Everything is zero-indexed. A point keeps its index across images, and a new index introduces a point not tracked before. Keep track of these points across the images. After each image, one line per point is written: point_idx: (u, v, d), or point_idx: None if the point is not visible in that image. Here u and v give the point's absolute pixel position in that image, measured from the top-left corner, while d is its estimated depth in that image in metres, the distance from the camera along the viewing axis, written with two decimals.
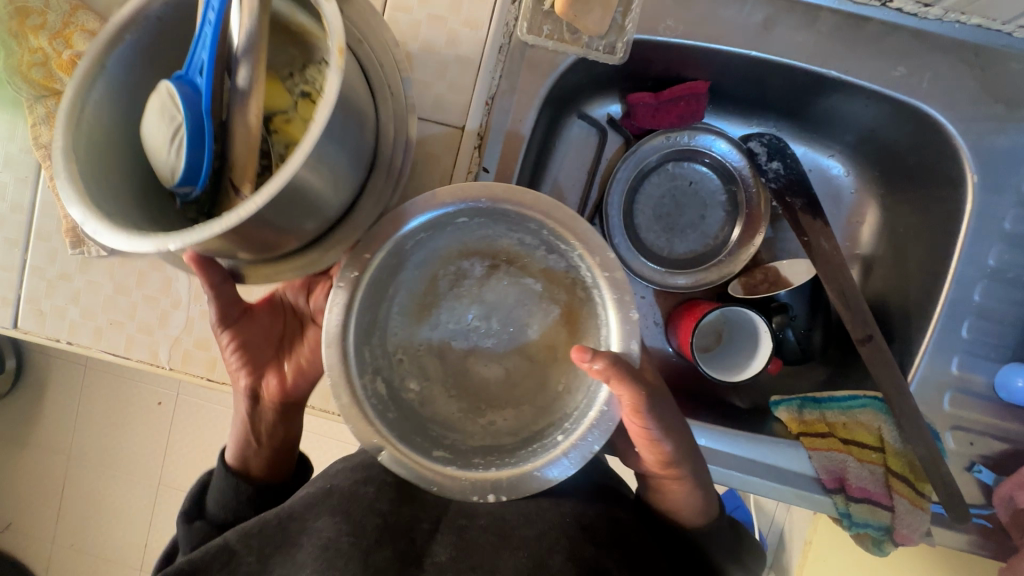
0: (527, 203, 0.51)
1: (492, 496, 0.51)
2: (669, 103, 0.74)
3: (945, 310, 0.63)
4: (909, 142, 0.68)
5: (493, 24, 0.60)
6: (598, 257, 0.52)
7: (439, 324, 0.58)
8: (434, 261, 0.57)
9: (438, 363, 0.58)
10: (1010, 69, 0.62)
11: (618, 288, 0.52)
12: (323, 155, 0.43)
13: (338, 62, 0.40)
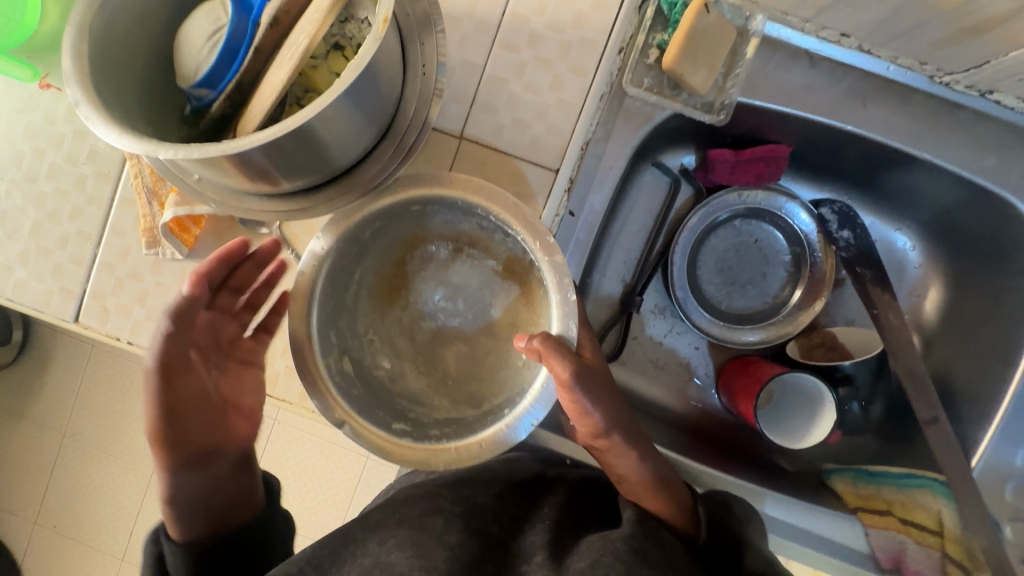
0: (466, 187, 0.46)
1: (445, 469, 0.45)
2: (748, 163, 0.74)
3: (1013, 400, 0.63)
4: (986, 229, 0.68)
5: (598, 73, 0.60)
6: (539, 239, 0.45)
7: (406, 310, 0.50)
8: (393, 244, 0.49)
9: (409, 342, 0.50)
10: None
11: (559, 272, 0.46)
12: (345, 113, 0.38)
13: (380, 32, 0.37)
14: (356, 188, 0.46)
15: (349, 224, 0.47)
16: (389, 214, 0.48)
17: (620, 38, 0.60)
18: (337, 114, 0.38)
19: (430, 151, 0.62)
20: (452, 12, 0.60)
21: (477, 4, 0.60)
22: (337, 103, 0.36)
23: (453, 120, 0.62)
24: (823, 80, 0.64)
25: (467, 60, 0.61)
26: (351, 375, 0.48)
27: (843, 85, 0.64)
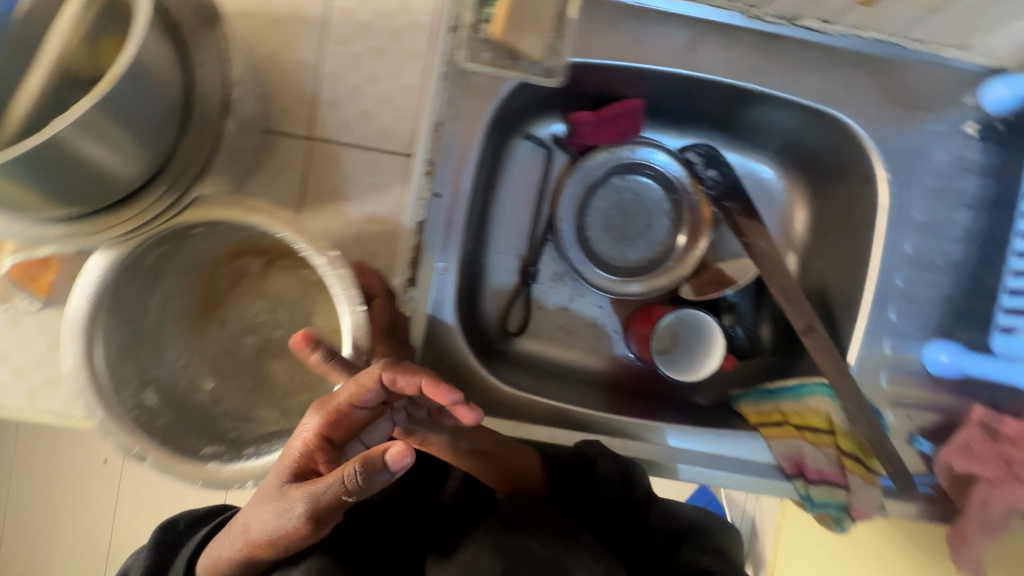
0: (243, 206, 0.49)
1: (251, 484, 0.49)
2: (609, 122, 0.77)
3: (874, 296, 0.69)
4: (828, 145, 0.73)
5: (433, 53, 0.62)
6: (326, 253, 0.49)
7: (227, 325, 0.62)
8: (193, 270, 0.58)
9: (231, 360, 0.62)
10: (905, 74, 0.68)
11: (346, 283, 0.50)
12: (114, 134, 0.42)
13: (109, 85, 0.40)
14: (143, 210, 0.48)
15: (135, 249, 0.49)
16: (176, 238, 0.51)
17: (447, 17, 0.62)
18: (105, 130, 0.41)
19: (282, 156, 0.61)
20: (276, 15, 0.60)
21: (300, 3, 0.60)
22: (102, 113, 0.40)
23: (299, 122, 0.61)
24: (651, 30, 0.67)
25: (301, 60, 0.61)
26: (157, 405, 0.53)
27: (671, 33, 0.67)
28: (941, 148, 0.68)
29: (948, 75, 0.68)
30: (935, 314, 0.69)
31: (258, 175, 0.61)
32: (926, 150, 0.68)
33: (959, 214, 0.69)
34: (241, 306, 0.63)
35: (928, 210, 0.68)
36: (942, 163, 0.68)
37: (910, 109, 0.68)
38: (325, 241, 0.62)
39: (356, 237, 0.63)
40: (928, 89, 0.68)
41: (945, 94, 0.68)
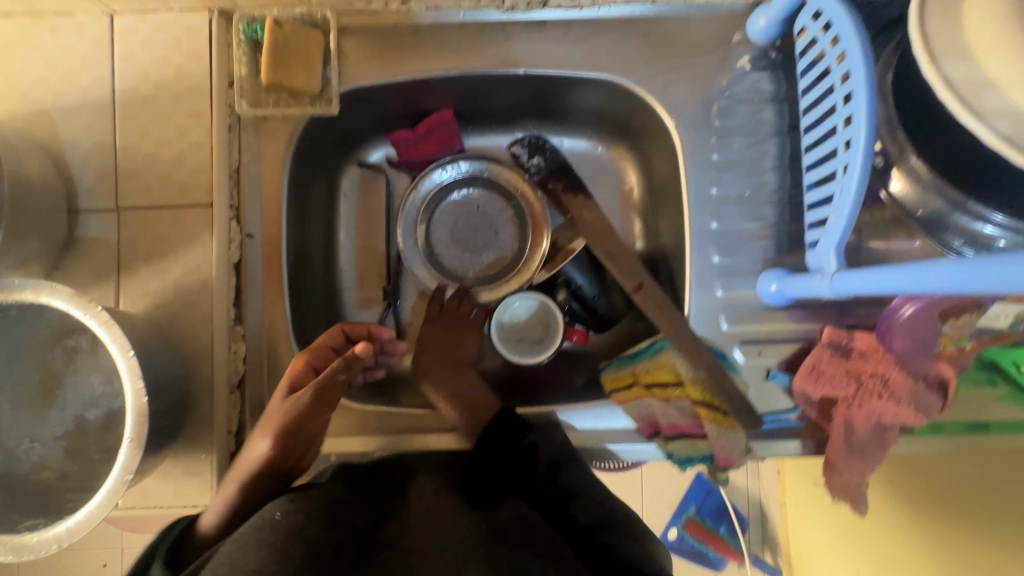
0: (14, 288, 0.52)
1: (57, 546, 0.51)
2: (435, 134, 0.80)
3: (693, 239, 0.69)
4: (627, 108, 0.76)
5: (214, 109, 0.67)
6: (94, 314, 0.52)
7: (68, 403, 0.64)
8: (27, 352, 0.62)
9: (78, 437, 0.63)
10: (670, 28, 0.70)
11: (119, 341, 0.52)
12: None
13: None
14: None
15: None
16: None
17: (223, 74, 0.67)
18: None
19: (93, 231, 0.66)
20: (68, 107, 0.66)
21: (87, 91, 0.66)
22: None
23: (105, 197, 0.66)
24: (425, 43, 0.72)
25: (97, 141, 0.66)
26: None
27: (443, 40, 0.71)
28: (725, 89, 0.70)
29: (713, 18, 0.70)
30: (762, 245, 0.69)
31: (75, 253, 0.65)
32: (710, 95, 0.70)
33: (762, 146, 0.70)
34: (80, 381, 0.64)
35: (724, 149, 0.70)
36: (729, 101, 0.70)
37: (684, 59, 0.70)
38: (146, 301, 0.65)
39: (174, 291, 0.66)
40: (697, 36, 0.70)
41: (713, 38, 0.70)
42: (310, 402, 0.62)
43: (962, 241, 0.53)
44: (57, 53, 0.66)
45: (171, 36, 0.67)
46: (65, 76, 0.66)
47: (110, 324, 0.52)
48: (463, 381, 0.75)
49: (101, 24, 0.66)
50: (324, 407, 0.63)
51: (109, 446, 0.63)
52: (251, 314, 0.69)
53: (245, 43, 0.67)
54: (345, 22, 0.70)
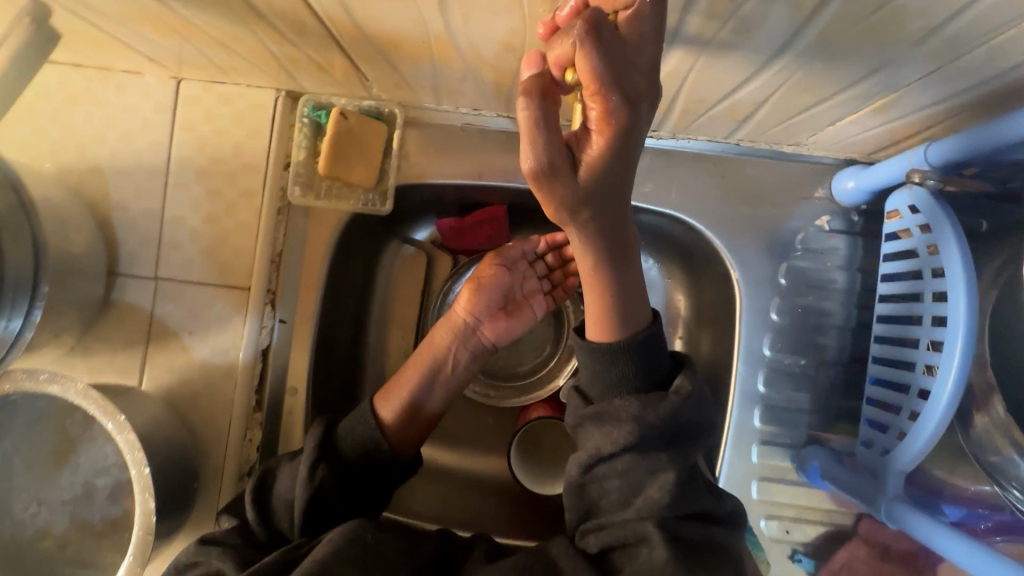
0: (40, 382, 0.51)
1: None
2: (496, 226, 0.76)
3: (737, 397, 0.65)
4: (688, 240, 0.71)
5: (266, 193, 0.65)
6: (113, 420, 0.51)
7: (79, 468, 0.62)
8: (47, 414, 0.61)
9: (85, 504, 0.62)
10: (748, 172, 0.66)
11: (135, 451, 0.51)
12: None
13: None
14: None
15: None
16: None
17: (280, 156, 0.66)
18: None
19: (129, 297, 0.65)
20: (123, 168, 0.65)
21: (143, 155, 0.65)
22: None
23: (146, 265, 0.65)
24: (489, 147, 0.69)
25: (146, 207, 0.65)
26: None
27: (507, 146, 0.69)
28: (795, 245, 0.66)
29: (794, 168, 0.66)
30: (808, 417, 0.65)
31: (107, 317, 0.64)
32: (779, 249, 0.66)
33: (827, 312, 0.65)
34: (94, 447, 0.62)
35: (785, 311, 0.66)
36: (798, 260, 0.66)
37: (756, 208, 0.66)
38: (170, 376, 0.65)
39: (199, 371, 0.65)
40: (773, 186, 0.66)
41: (792, 189, 0.66)
42: (518, 280, 0.72)
43: (1021, 495, 0.48)
44: (119, 112, 0.65)
45: (235, 110, 0.65)
46: (124, 137, 0.65)
47: (131, 432, 0.51)
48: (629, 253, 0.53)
49: (167, 88, 0.65)
50: (509, 287, 0.72)
51: (114, 518, 0.62)
52: (271, 399, 0.67)
53: (309, 125, 0.65)
54: (412, 117, 0.68)
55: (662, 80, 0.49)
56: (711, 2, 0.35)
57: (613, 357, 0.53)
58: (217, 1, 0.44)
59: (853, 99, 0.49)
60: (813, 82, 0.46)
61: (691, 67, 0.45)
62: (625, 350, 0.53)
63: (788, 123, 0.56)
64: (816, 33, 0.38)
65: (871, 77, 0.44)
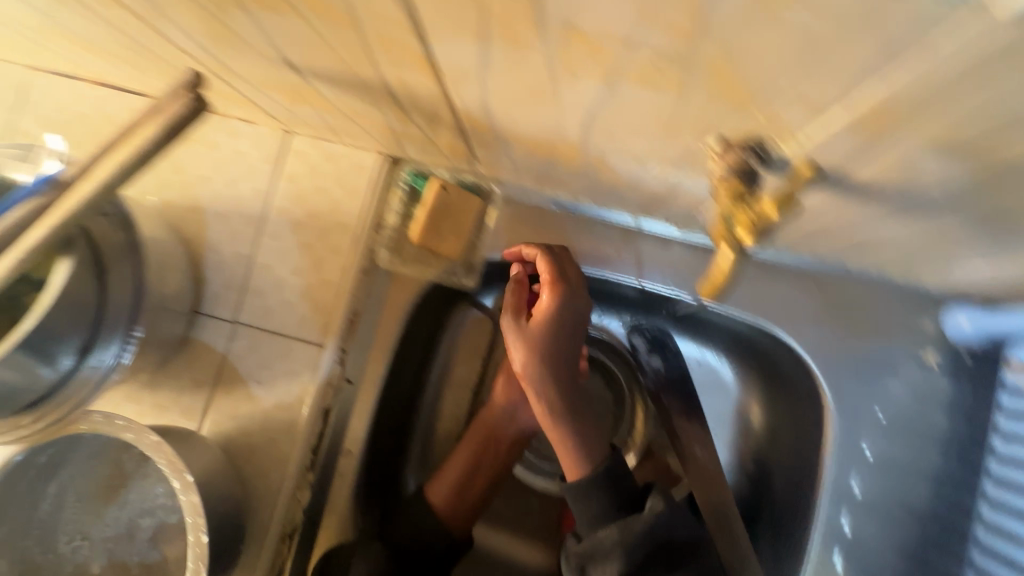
0: (115, 428, 0.51)
1: None
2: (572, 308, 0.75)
3: (819, 538, 0.61)
4: (775, 352, 0.68)
5: (355, 252, 0.65)
6: (179, 479, 0.50)
7: (127, 504, 0.61)
8: (106, 445, 0.61)
9: (126, 544, 0.61)
10: (849, 293, 0.63)
11: (195, 514, 0.49)
12: (23, 360, 0.46)
13: (38, 312, 0.46)
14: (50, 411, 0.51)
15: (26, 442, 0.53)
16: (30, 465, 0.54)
17: (373, 218, 0.66)
18: (23, 363, 0.46)
19: (205, 337, 0.65)
20: (221, 211, 0.67)
21: (243, 200, 0.67)
22: (15, 355, 0.45)
23: (227, 307, 0.65)
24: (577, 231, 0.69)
25: (237, 251, 0.66)
26: None
27: (605, 237, 0.69)
28: (893, 379, 0.62)
29: (901, 294, 0.62)
30: (895, 569, 0.60)
31: (181, 354, 0.65)
32: (875, 380, 0.62)
33: (923, 455, 0.61)
34: (145, 487, 0.61)
35: (880, 449, 0.61)
36: (895, 396, 0.62)
37: (857, 334, 0.63)
38: (231, 423, 0.64)
39: (260, 422, 0.64)
40: (878, 313, 0.62)
41: (898, 318, 0.62)
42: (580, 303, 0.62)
43: None
44: (228, 157, 0.67)
45: (337, 169, 0.66)
46: (228, 181, 0.67)
47: (194, 494, 0.50)
48: (587, 412, 0.61)
49: (276, 139, 0.67)
50: (570, 319, 0.61)
51: (152, 563, 0.60)
52: (325, 458, 0.65)
53: (406, 193, 0.67)
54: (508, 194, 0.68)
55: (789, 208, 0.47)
56: (884, 162, 0.34)
57: (585, 495, 0.57)
58: (359, 88, 0.44)
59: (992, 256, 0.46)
60: (958, 235, 0.43)
61: (827, 203, 0.43)
62: (598, 480, 0.57)
63: (908, 260, 0.53)
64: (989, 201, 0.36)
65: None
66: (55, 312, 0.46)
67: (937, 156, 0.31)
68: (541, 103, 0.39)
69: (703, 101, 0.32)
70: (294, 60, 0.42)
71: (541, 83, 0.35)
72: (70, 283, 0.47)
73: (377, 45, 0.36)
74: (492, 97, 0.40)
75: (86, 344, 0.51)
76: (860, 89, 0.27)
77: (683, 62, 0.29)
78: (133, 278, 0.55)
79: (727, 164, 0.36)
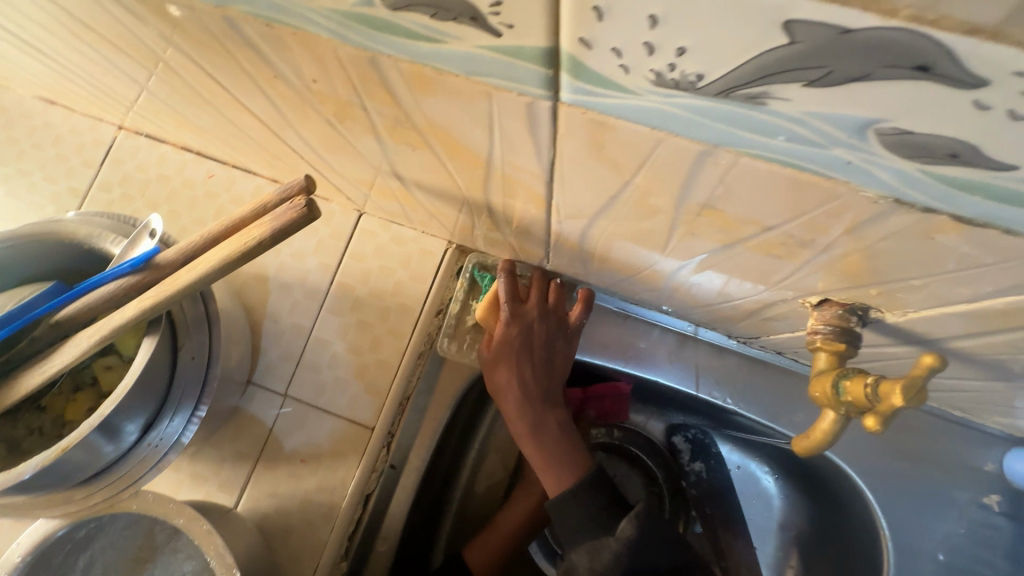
0: (167, 512, 0.49)
1: None
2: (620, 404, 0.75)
3: None
4: (828, 475, 0.66)
5: (413, 336, 0.65)
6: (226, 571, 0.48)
7: None
8: (140, 517, 0.59)
9: None
10: (910, 426, 0.62)
11: None
12: (97, 440, 0.45)
13: (118, 395, 0.45)
14: (106, 488, 0.50)
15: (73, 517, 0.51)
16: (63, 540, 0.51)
17: (436, 303, 0.67)
18: (94, 446, 0.45)
19: (253, 409, 0.64)
20: (285, 283, 0.68)
21: (308, 274, 0.68)
22: (90, 438, 0.44)
23: (279, 379, 0.65)
24: (632, 332, 0.70)
25: (296, 324, 0.67)
26: None
27: (659, 339, 0.69)
28: (954, 518, 0.60)
29: (960, 432, 0.62)
30: None
31: (227, 424, 0.64)
32: (937, 517, 0.60)
33: None
34: (173, 564, 0.58)
35: None
36: (956, 536, 0.60)
37: (919, 466, 0.61)
38: (270, 501, 0.62)
39: (299, 503, 0.62)
40: (939, 447, 0.61)
41: (961, 455, 0.61)
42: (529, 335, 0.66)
43: None
44: (299, 230, 0.69)
45: (404, 251, 0.68)
46: (296, 254, 0.68)
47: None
48: (557, 424, 0.66)
49: (348, 218, 0.69)
50: (530, 341, 0.66)
51: None
52: (359, 546, 0.63)
53: (471, 280, 0.69)
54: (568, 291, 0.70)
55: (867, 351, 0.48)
56: (991, 342, 0.35)
57: (563, 505, 0.61)
58: (460, 200, 0.46)
59: None
60: None
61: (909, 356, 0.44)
62: (570, 495, 0.60)
63: (978, 404, 0.53)
64: None
65: None
66: (135, 394, 0.46)
67: None
68: (646, 243, 0.40)
69: (820, 272, 0.33)
70: (405, 173, 0.44)
71: (656, 232, 0.36)
72: (151, 365, 0.47)
73: (500, 180, 0.37)
74: (595, 230, 0.41)
75: (152, 423, 0.51)
76: (993, 294, 0.28)
77: (816, 246, 0.30)
78: (205, 356, 0.54)
79: (826, 320, 0.38)
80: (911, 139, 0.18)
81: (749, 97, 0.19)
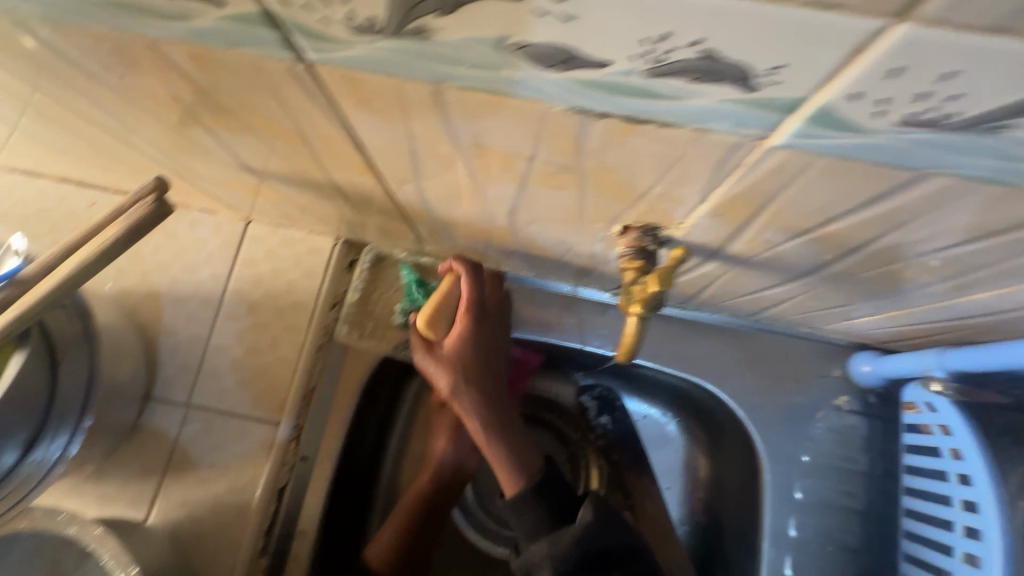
0: (57, 523, 0.50)
1: None
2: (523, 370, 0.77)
3: None
4: (714, 404, 0.73)
5: (310, 330, 0.68)
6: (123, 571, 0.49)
7: None
8: (42, 544, 0.58)
9: None
10: (766, 347, 0.71)
11: None
12: None
13: None
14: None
15: None
16: None
17: (330, 296, 0.70)
18: None
19: (157, 422, 0.65)
20: (179, 296, 0.69)
21: (201, 285, 0.70)
22: None
23: (181, 391, 0.66)
24: (524, 299, 0.74)
25: (193, 335, 0.68)
26: None
27: (546, 304, 0.74)
28: (813, 422, 0.68)
29: (809, 346, 0.70)
30: None
31: (130, 442, 0.64)
32: (799, 424, 0.68)
33: (848, 492, 0.65)
34: None
35: (812, 489, 0.65)
36: (816, 438, 0.67)
37: (776, 381, 0.70)
38: (180, 510, 0.63)
39: (211, 507, 0.63)
40: (793, 363, 0.70)
41: (811, 367, 0.70)
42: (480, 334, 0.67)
43: None
44: (188, 245, 0.71)
45: (293, 252, 0.71)
46: (187, 267, 0.70)
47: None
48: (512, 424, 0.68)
49: (236, 227, 0.72)
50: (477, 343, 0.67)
51: None
52: (277, 542, 0.64)
53: (366, 271, 0.72)
54: None
55: (695, 276, 0.54)
56: (750, 240, 0.41)
57: (518, 503, 0.61)
58: (311, 184, 0.50)
59: (867, 307, 0.54)
60: (833, 293, 0.51)
61: (723, 273, 0.51)
62: (530, 494, 0.60)
63: (807, 314, 0.61)
64: (839, 268, 0.43)
65: (888, 299, 0.49)
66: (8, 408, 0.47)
67: (786, 236, 0.39)
68: (470, 198, 0.45)
69: (596, 196, 0.39)
70: (252, 164, 0.48)
71: (465, 183, 0.42)
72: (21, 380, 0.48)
73: (324, 154, 0.42)
74: (426, 193, 0.46)
75: (33, 440, 0.51)
76: (710, 191, 0.34)
77: (574, 171, 0.36)
78: (88, 368, 0.55)
79: (631, 243, 0.44)
80: (534, 49, 0.23)
81: (414, 31, 0.24)
